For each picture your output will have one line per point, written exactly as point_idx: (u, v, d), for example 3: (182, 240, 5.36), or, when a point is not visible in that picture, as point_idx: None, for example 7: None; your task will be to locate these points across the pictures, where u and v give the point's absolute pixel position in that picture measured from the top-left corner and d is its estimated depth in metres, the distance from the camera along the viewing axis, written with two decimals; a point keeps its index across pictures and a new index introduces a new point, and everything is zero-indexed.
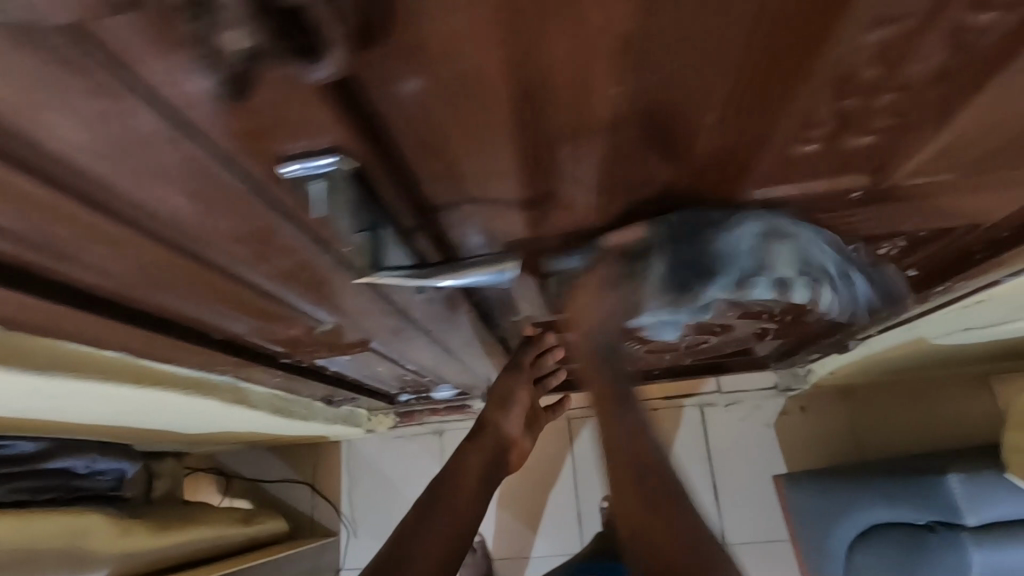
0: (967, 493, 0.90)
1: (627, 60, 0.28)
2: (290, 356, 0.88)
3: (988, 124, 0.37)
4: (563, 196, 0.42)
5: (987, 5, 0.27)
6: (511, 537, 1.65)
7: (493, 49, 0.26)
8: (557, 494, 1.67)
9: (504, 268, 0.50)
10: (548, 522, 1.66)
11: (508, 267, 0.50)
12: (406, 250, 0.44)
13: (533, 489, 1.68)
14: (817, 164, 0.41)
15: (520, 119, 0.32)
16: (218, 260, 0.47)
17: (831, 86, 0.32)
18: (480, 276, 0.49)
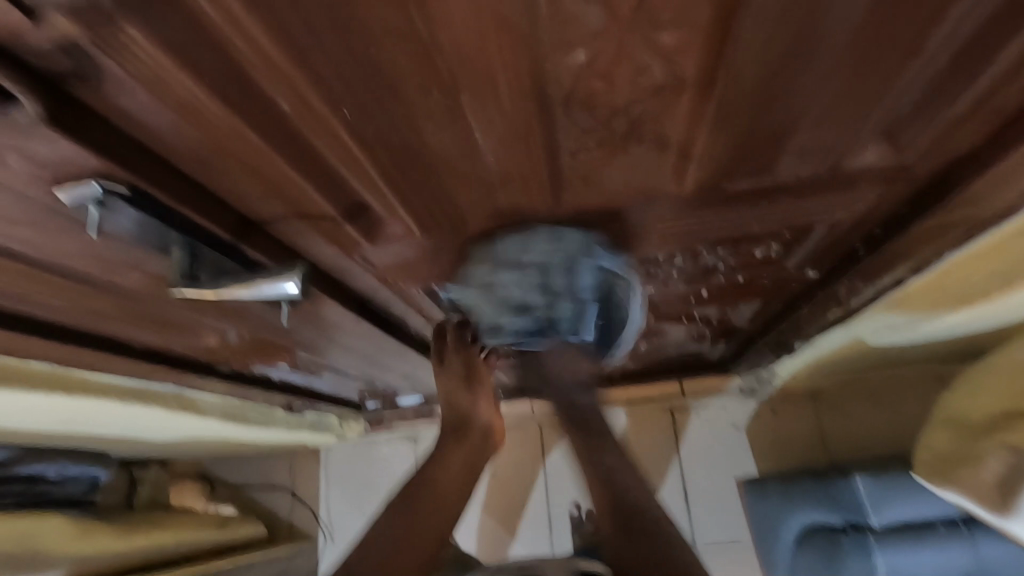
0: (872, 494, 0.92)
1: (329, 87, 0.31)
2: (227, 365, 0.92)
3: (750, 129, 0.39)
4: (381, 208, 0.45)
5: (660, 23, 0.29)
6: (491, 542, 1.62)
7: (197, 88, 0.29)
8: (533, 501, 1.62)
9: (279, 279, 0.43)
10: (524, 528, 1.61)
11: (292, 277, 0.44)
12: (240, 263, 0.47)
13: (510, 496, 1.64)
14: (612, 173, 0.44)
15: (269, 144, 0.35)
16: (91, 277, 0.50)
17: (551, 102, 0.35)
18: (268, 288, 0.44)
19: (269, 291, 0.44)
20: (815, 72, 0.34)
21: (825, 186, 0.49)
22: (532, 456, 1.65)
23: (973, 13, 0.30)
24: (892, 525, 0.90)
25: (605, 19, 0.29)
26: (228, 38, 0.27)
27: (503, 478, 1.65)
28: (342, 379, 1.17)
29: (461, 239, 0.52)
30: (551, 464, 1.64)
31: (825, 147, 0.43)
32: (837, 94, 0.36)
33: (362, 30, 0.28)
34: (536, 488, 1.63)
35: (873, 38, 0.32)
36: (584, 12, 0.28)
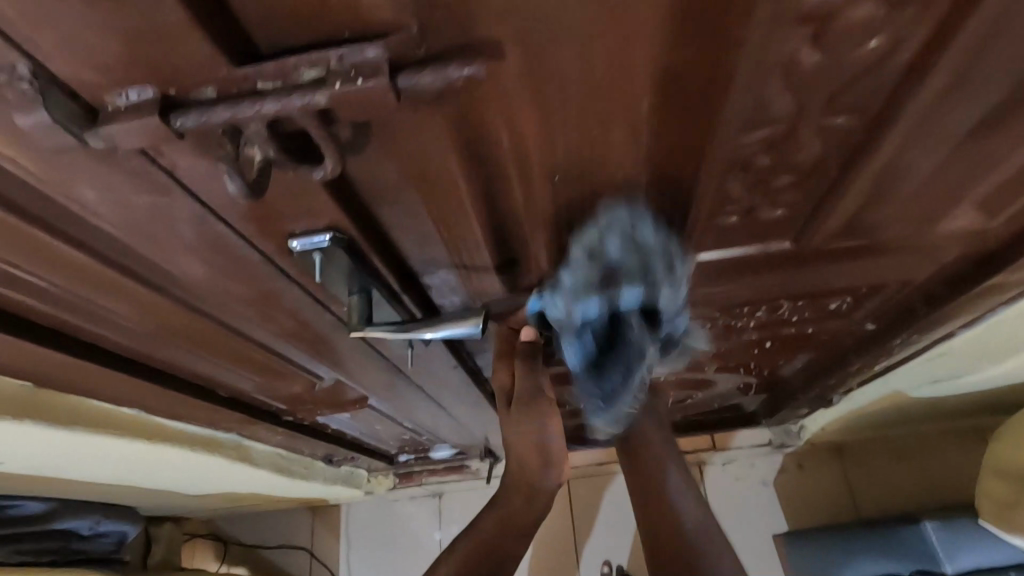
0: (942, 539, 0.93)
1: (548, 159, 0.36)
2: (294, 413, 0.93)
3: (871, 197, 0.45)
4: (530, 263, 0.49)
5: (833, 110, 0.35)
6: None
7: (446, 157, 0.34)
8: (563, 559, 1.60)
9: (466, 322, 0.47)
10: None
11: (473, 321, 0.48)
12: (391, 310, 0.50)
13: (539, 554, 1.61)
14: (741, 232, 0.49)
15: (474, 204, 0.39)
16: (239, 319, 0.53)
17: (720, 170, 0.40)
18: (454, 329, 0.47)
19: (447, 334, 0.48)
20: (943, 152, 0.40)
21: (914, 248, 0.55)
22: (561, 511, 1.63)
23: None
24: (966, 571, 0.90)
25: (793, 106, 0.35)
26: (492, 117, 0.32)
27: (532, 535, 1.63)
28: (389, 430, 1.18)
29: None
30: (579, 521, 1.62)
31: (927, 214, 0.49)
32: (954, 170, 0.43)
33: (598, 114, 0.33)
34: (566, 545, 1.61)
35: (999, 125, 0.38)
36: (781, 101, 0.34)
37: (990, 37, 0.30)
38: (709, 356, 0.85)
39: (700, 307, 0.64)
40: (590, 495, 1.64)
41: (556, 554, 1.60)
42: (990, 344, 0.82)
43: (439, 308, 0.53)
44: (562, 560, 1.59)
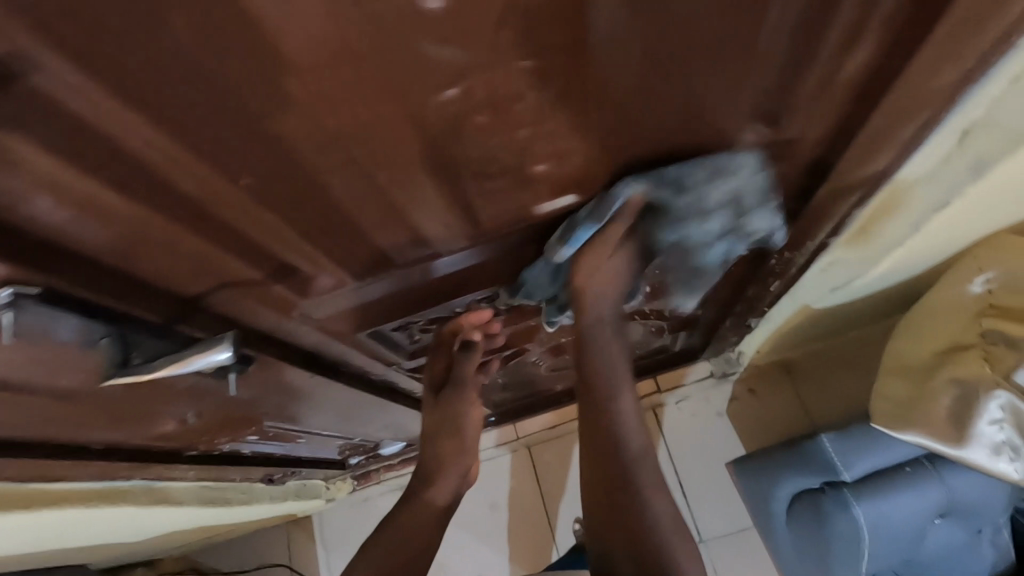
0: (838, 450, 0.86)
1: (218, 164, 0.33)
2: (196, 448, 0.91)
3: (628, 128, 0.43)
4: (307, 265, 0.46)
5: (516, 54, 0.32)
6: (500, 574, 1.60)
7: (86, 182, 0.30)
8: (535, 524, 1.62)
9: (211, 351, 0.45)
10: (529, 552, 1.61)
11: (226, 345, 0.46)
12: (174, 344, 0.47)
13: (514, 523, 1.63)
14: (516, 189, 0.46)
15: (173, 223, 0.36)
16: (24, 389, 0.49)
17: (437, 137, 0.37)
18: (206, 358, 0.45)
19: (205, 363, 0.45)
20: (675, 71, 0.38)
21: None
22: (527, 479, 1.65)
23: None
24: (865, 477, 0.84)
25: (474, 59, 0.31)
26: (106, 137, 0.28)
27: (504, 507, 1.64)
28: (317, 439, 1.15)
29: (395, 275, 0.54)
30: (546, 486, 1.64)
31: (709, 132, 0.47)
32: (702, 89, 0.40)
33: (237, 108, 0.29)
34: (537, 511, 1.63)
35: (713, 35, 0.36)
36: (450, 55, 0.31)
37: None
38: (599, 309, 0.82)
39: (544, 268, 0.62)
40: (554, 459, 1.65)
41: (529, 520, 1.63)
42: (867, 248, 0.81)
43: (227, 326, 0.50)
44: (536, 526, 1.62)
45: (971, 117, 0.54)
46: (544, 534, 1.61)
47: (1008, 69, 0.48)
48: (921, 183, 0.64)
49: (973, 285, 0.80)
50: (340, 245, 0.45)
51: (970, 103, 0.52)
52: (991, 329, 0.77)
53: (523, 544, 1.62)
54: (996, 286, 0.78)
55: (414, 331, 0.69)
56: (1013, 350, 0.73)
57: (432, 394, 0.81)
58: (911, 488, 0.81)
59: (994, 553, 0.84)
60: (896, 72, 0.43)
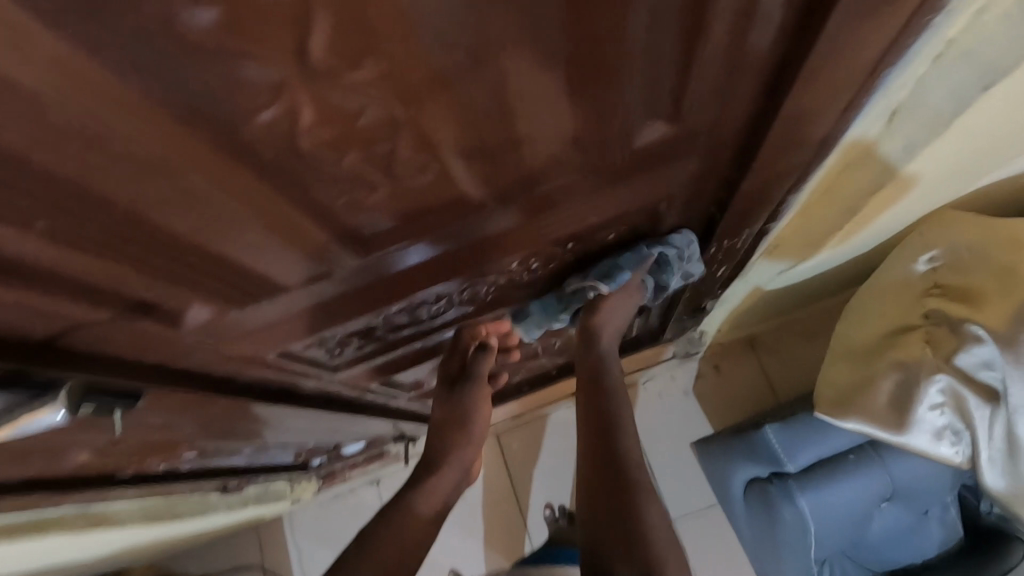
0: (784, 440, 0.84)
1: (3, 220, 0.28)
2: (128, 471, 0.86)
3: (510, 134, 0.39)
4: (170, 300, 0.42)
5: (340, 71, 0.28)
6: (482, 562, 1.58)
7: None
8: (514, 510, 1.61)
9: (37, 412, 0.37)
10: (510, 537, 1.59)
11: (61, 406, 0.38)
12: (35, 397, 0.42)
13: (493, 509, 1.62)
14: (397, 207, 0.42)
15: None
16: None
17: (275, 162, 0.32)
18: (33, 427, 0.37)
19: (36, 428, 0.38)
20: (548, 70, 0.33)
21: (628, 166, 0.49)
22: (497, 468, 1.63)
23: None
24: (810, 468, 0.83)
25: (282, 74, 0.27)
26: None
27: (476, 497, 1.63)
28: (268, 448, 1.12)
29: (292, 295, 0.50)
30: (517, 473, 1.63)
31: (609, 131, 0.43)
32: (580, 88, 0.36)
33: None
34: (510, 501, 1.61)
35: (581, 30, 0.31)
36: (249, 71, 0.26)
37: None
38: (535, 309, 0.78)
39: (457, 276, 0.58)
40: (523, 446, 1.63)
41: (503, 510, 1.61)
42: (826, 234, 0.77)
43: (93, 363, 0.44)
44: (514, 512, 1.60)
45: (899, 100, 0.50)
46: (519, 523, 1.60)
47: (935, 51, 0.44)
48: (850, 169, 0.61)
49: (918, 265, 0.74)
50: (203, 276, 0.41)
51: (891, 87, 0.47)
52: (936, 310, 0.73)
53: (503, 530, 1.60)
54: (942, 264, 0.73)
55: (332, 346, 0.64)
56: (953, 332, 0.70)
57: (444, 388, 0.86)
58: (854, 474, 0.82)
59: (940, 531, 0.85)
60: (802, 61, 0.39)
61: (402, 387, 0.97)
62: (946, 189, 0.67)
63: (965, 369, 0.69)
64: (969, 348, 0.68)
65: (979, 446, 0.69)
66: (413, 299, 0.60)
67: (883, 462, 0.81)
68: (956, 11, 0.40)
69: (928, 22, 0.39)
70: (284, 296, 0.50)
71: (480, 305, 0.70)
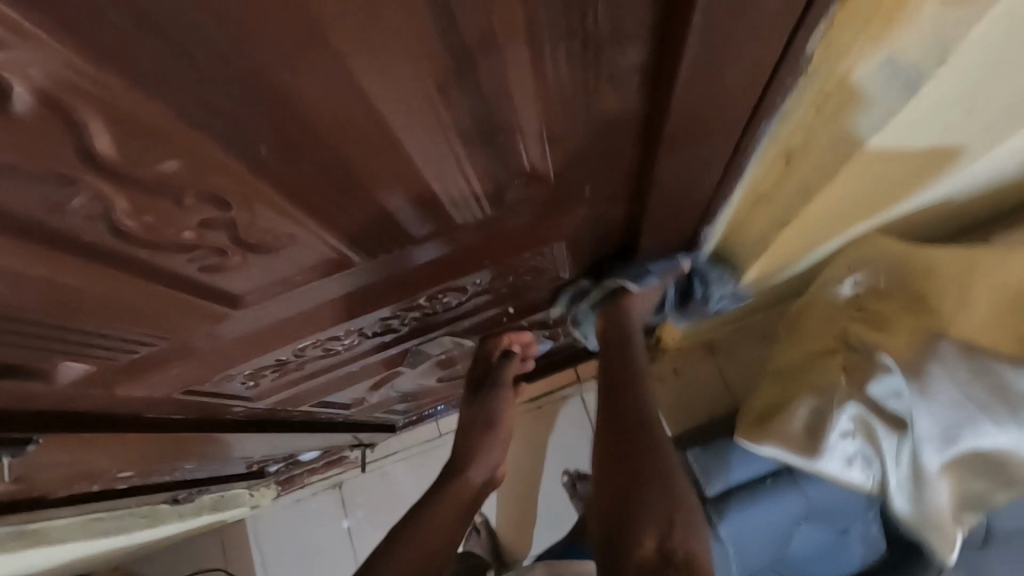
0: (700, 462, 0.84)
1: None
2: (62, 493, 0.86)
3: (369, 200, 0.38)
4: (34, 359, 0.41)
5: (138, 166, 0.27)
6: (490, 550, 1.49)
7: None
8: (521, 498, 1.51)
9: None
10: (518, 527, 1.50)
11: None
12: None
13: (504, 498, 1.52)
14: (268, 267, 0.42)
15: None
16: None
17: (104, 243, 0.32)
18: None
19: None
20: (385, 144, 0.33)
21: (517, 213, 0.49)
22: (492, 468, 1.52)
23: (489, 66, 0.29)
24: (727, 490, 0.83)
25: (70, 172, 0.26)
26: None
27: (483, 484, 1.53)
28: (216, 463, 1.12)
29: (183, 344, 0.50)
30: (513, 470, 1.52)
31: (480, 187, 0.42)
32: (429, 156, 0.36)
33: None
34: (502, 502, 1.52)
35: (405, 112, 0.31)
36: (31, 174, 0.25)
37: (168, 39, 0.21)
38: (465, 330, 0.79)
39: (359, 315, 0.58)
40: (522, 440, 1.52)
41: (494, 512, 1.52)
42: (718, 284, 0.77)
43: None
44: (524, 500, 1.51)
45: (788, 144, 0.51)
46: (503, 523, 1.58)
47: (810, 99, 0.44)
48: (761, 203, 0.61)
49: (843, 288, 0.75)
50: (65, 337, 0.40)
51: (778, 134, 0.48)
52: (853, 335, 0.74)
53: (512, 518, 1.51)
54: (864, 288, 0.74)
55: (245, 379, 0.64)
56: (866, 359, 0.71)
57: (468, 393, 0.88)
58: (771, 498, 0.82)
59: (863, 547, 0.87)
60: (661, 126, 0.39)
61: (343, 405, 0.97)
62: (863, 221, 0.68)
63: (876, 398, 0.70)
64: (879, 376, 0.69)
65: (888, 472, 0.71)
66: (321, 335, 0.60)
67: (797, 482, 0.82)
68: (819, 71, 0.41)
69: (792, 82, 0.39)
70: (172, 345, 0.49)
71: (401, 335, 0.70)
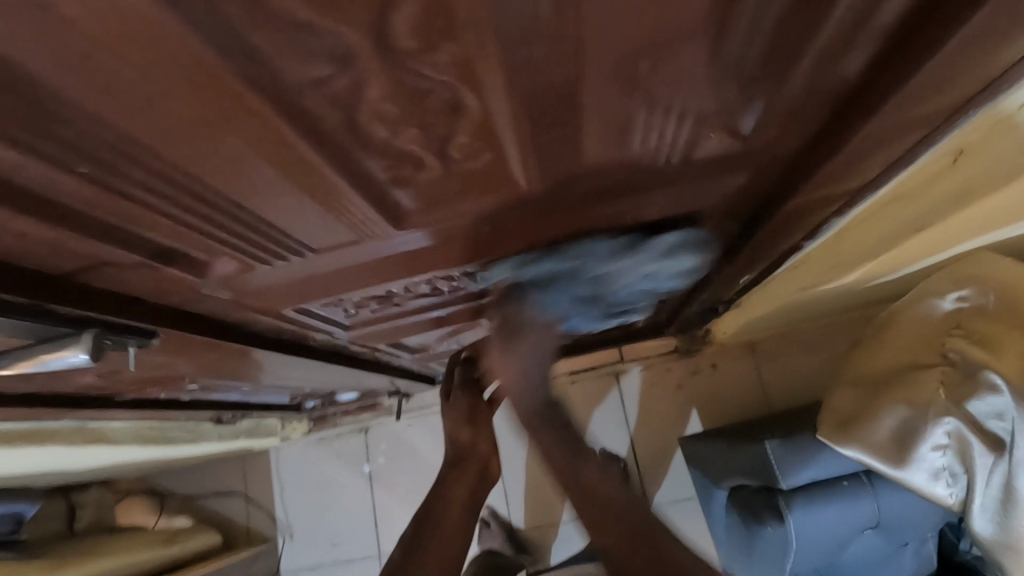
0: (778, 455, 0.85)
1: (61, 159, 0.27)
2: (130, 395, 0.87)
3: (576, 134, 0.36)
4: (199, 251, 0.41)
5: (416, 49, 0.26)
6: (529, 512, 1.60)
7: None
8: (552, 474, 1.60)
9: (61, 351, 0.42)
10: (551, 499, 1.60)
11: (81, 347, 0.43)
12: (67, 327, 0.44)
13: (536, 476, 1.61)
14: (446, 188, 0.40)
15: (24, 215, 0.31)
16: None
17: (329, 133, 0.31)
18: (58, 361, 0.42)
19: (62, 363, 0.43)
20: (630, 73, 0.31)
21: (685, 174, 0.47)
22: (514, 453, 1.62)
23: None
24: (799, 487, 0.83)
25: (354, 47, 0.25)
26: None
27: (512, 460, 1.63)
28: (267, 389, 1.13)
29: (318, 259, 0.49)
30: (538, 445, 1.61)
31: (672, 138, 0.40)
32: (656, 92, 0.34)
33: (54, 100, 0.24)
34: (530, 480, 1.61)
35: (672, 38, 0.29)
36: (322, 44, 0.24)
37: None
38: None
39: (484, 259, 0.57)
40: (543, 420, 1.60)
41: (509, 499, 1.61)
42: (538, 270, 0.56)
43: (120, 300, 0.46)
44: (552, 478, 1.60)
45: (966, 140, 0.50)
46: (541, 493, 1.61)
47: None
48: (897, 202, 0.61)
49: (945, 301, 0.76)
50: (236, 231, 0.40)
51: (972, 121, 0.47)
52: (955, 349, 0.72)
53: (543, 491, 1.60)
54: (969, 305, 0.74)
55: (350, 307, 0.64)
56: (968, 378, 0.69)
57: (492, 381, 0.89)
58: (843, 501, 0.82)
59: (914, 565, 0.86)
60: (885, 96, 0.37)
61: (410, 349, 0.97)
62: (997, 226, 0.66)
63: (975, 415, 0.68)
64: (982, 395, 0.66)
65: (974, 491, 0.69)
66: (439, 273, 0.59)
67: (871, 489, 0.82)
68: None
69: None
70: (310, 259, 0.49)
71: None
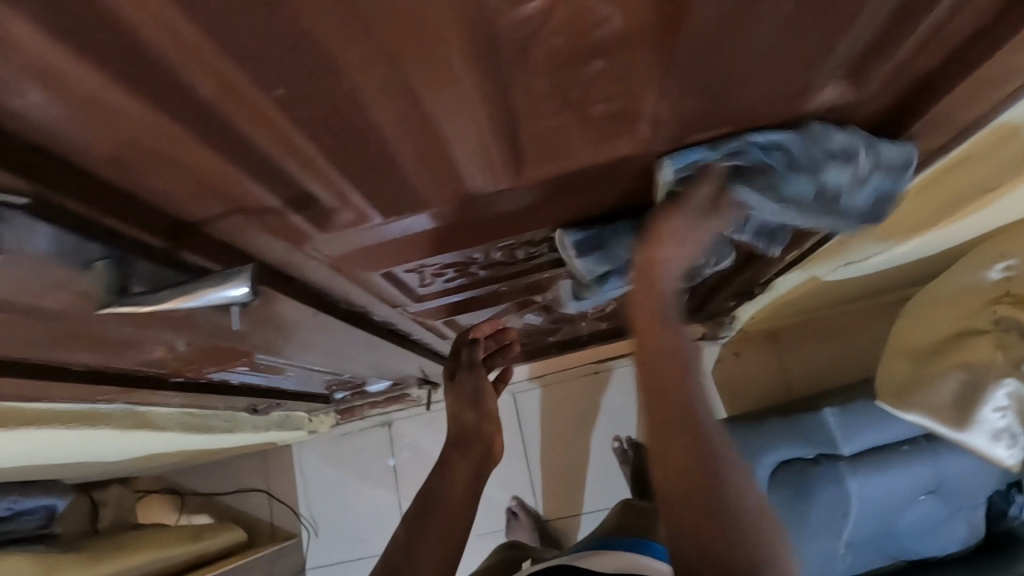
0: (842, 422, 0.97)
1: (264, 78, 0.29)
2: (184, 377, 0.87)
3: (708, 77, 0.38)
4: (328, 196, 0.42)
5: None
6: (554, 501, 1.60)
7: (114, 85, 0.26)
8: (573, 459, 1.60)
9: (229, 284, 0.41)
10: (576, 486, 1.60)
11: (242, 280, 0.42)
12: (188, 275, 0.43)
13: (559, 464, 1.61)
14: (570, 136, 0.42)
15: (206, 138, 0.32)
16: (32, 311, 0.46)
17: (499, 66, 0.32)
18: (218, 295, 0.41)
19: (218, 298, 0.42)
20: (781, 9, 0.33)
21: None
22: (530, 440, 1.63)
23: None
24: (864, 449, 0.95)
25: None
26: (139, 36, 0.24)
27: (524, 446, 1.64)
28: (306, 376, 1.13)
29: (421, 216, 0.50)
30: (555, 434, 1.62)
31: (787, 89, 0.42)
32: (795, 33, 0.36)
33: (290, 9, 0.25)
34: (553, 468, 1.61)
35: None
36: None
37: None
38: None
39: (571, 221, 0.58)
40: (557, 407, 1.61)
41: (537, 488, 1.61)
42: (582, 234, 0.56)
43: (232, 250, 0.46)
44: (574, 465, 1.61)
45: None
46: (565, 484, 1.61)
47: None
48: (966, 162, 0.61)
49: (991, 271, 0.76)
50: (370, 176, 0.41)
51: None
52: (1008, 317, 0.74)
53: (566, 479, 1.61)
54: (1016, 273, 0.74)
55: (428, 274, 0.65)
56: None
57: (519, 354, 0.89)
58: (908, 462, 0.94)
59: (960, 526, 0.99)
60: (995, 44, 0.39)
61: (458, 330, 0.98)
62: None
63: None
64: None
65: None
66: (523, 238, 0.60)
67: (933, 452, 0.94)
68: None
69: None
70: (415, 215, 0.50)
71: None
